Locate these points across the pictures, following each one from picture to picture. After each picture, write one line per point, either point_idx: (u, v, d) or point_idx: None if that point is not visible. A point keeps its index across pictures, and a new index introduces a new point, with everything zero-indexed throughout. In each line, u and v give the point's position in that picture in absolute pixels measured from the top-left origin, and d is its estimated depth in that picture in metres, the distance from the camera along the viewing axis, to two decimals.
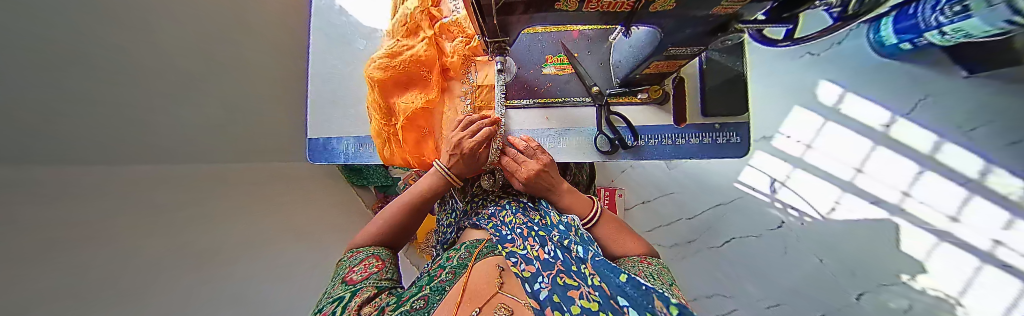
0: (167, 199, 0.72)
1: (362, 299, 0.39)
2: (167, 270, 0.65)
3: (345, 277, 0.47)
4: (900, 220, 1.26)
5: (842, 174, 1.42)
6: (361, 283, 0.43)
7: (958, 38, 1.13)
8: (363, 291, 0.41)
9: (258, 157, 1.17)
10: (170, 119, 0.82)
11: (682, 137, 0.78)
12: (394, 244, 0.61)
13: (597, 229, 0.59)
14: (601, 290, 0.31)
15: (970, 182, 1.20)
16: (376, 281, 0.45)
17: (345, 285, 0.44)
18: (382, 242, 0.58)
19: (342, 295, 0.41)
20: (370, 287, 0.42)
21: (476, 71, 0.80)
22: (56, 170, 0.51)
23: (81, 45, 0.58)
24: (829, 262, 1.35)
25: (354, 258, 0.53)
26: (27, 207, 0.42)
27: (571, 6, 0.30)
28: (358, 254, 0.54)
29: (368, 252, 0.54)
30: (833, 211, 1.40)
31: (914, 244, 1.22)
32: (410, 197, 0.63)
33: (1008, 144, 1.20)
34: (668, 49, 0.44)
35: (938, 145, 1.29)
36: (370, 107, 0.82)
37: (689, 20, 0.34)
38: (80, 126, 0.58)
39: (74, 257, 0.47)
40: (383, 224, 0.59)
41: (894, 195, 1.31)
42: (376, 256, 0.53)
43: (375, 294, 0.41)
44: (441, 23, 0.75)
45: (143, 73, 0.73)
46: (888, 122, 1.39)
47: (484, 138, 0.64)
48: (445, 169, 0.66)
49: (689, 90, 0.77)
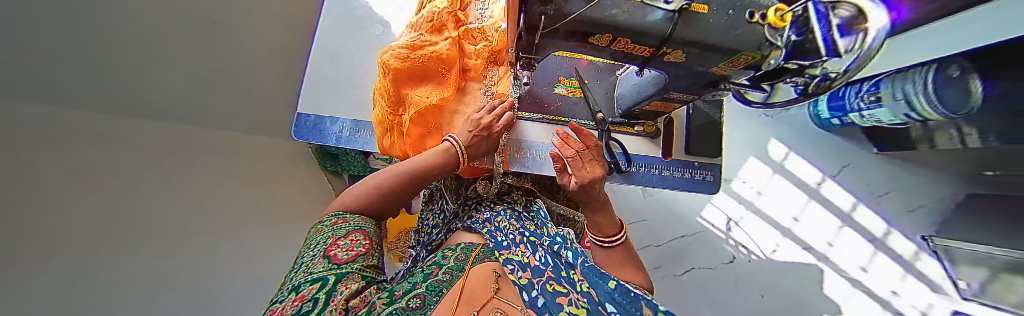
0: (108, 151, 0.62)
1: (349, 290, 0.34)
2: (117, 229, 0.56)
3: (326, 252, 0.40)
4: (824, 266, 1.46)
5: (782, 220, 1.66)
6: (348, 266, 0.39)
7: (873, 121, 1.40)
8: (351, 279, 0.37)
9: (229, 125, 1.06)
10: None
11: (667, 169, 0.86)
12: (378, 215, 0.56)
13: (614, 249, 0.58)
14: (589, 297, 0.34)
15: (876, 240, 1.42)
16: (362, 268, 0.41)
17: (328, 262, 0.38)
18: (368, 211, 0.53)
19: (324, 276, 0.35)
20: (356, 276, 0.38)
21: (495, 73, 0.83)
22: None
23: None
24: (769, 298, 1.50)
25: (338, 227, 0.46)
26: None
27: (602, 42, 0.36)
28: (343, 224, 0.47)
29: (355, 224, 0.48)
30: (775, 251, 1.61)
31: (834, 287, 1.41)
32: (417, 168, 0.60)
33: (906, 211, 1.41)
34: (669, 92, 0.51)
35: (855, 206, 1.52)
36: (376, 95, 0.81)
37: (692, 74, 0.41)
38: None
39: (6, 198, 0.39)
40: (371, 190, 0.54)
41: (821, 244, 1.53)
42: (363, 232, 0.47)
43: (361, 286, 0.37)
44: (466, 28, 0.79)
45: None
46: (820, 181, 1.65)
47: (508, 123, 0.72)
48: (460, 148, 0.66)
49: (676, 130, 0.87)
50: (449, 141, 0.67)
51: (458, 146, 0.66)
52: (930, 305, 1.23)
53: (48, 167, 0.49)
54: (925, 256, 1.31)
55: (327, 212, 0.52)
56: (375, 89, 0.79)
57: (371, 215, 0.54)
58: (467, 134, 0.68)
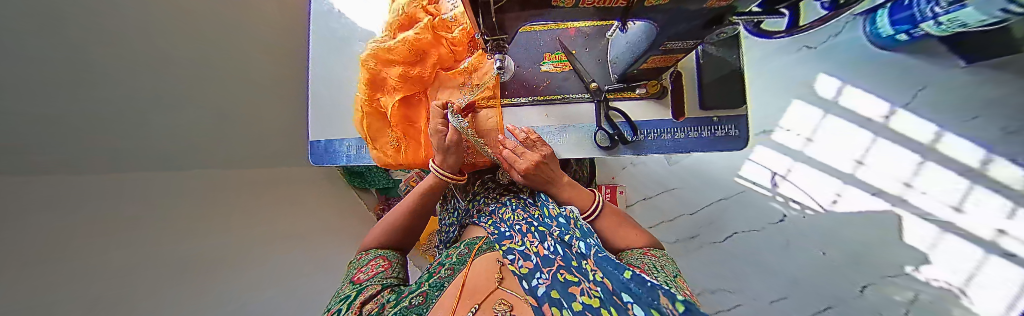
0: (163, 202, 0.71)
1: (365, 297, 0.41)
2: (160, 280, 0.62)
3: (354, 277, 0.49)
4: (901, 211, 1.26)
5: (842, 166, 1.41)
6: (366, 283, 0.46)
7: (955, 27, 1.12)
8: (368, 289, 0.44)
9: (261, 159, 1.19)
10: (169, 121, 0.81)
11: (680, 131, 0.78)
12: (403, 246, 0.63)
13: (597, 223, 0.59)
14: (603, 286, 0.32)
15: (971, 171, 1.19)
16: (382, 279, 0.47)
17: (352, 285, 0.47)
18: (386, 242, 0.60)
19: (348, 294, 0.44)
20: (375, 285, 0.45)
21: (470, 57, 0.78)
22: (55, 182, 0.51)
23: (78, 49, 0.57)
24: (832, 254, 1.35)
25: (362, 260, 0.55)
26: (12, 211, 0.41)
27: (567, 2, 0.30)
28: (367, 256, 0.56)
29: (376, 253, 0.56)
30: (835, 203, 1.40)
31: (917, 234, 1.21)
32: (420, 192, 0.66)
33: (1003, 133, 1.19)
34: (664, 43, 0.42)
35: (938, 135, 1.28)
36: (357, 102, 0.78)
37: (681, 16, 0.33)
38: (68, 129, 0.55)
39: (55, 268, 0.45)
40: (395, 221, 0.62)
41: (896, 186, 1.30)
42: (383, 257, 0.55)
43: (378, 291, 0.43)
44: (440, 19, 0.69)
45: (148, 84, 0.74)
46: (887, 114, 1.39)
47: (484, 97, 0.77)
48: (440, 170, 0.66)
49: (686, 84, 0.76)
50: (433, 171, 0.66)
51: (437, 169, 0.66)
52: None
53: (120, 233, 0.58)
54: None
55: (362, 246, 0.61)
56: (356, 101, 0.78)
57: (388, 245, 0.60)
58: (434, 149, 0.66)
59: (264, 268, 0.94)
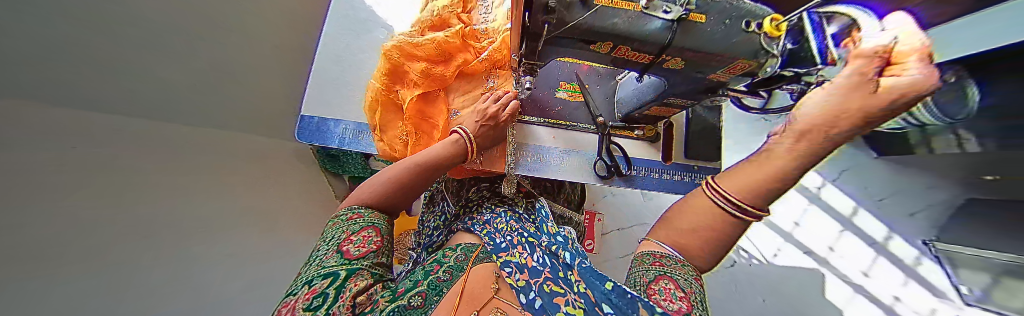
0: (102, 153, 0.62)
1: (359, 287, 0.37)
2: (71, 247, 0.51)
3: (340, 246, 0.45)
4: (826, 271, 1.43)
5: (783, 225, 1.64)
6: (358, 262, 0.42)
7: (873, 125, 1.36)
8: (359, 277, 0.39)
9: (219, 127, 1.11)
10: None
11: (667, 172, 0.86)
12: (390, 210, 0.58)
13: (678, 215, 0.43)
14: (587, 297, 0.35)
15: (876, 244, 1.39)
16: (372, 265, 0.44)
17: (339, 258, 0.42)
18: (378, 204, 0.55)
19: (336, 271, 0.39)
20: (365, 273, 0.41)
21: (485, 53, 0.79)
22: None
23: None
24: (771, 302, 1.48)
25: (353, 222, 0.49)
26: None
27: (603, 49, 0.37)
28: (358, 218, 0.50)
29: (368, 220, 0.51)
30: (776, 256, 1.59)
31: (837, 293, 1.37)
32: (436, 151, 0.62)
33: (908, 215, 1.37)
34: (668, 97, 0.50)
35: (856, 210, 1.49)
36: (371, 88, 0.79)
37: (692, 79, 0.41)
38: None
39: None
40: (394, 173, 0.57)
41: (823, 249, 1.50)
42: (375, 228, 0.50)
43: (370, 284, 0.40)
44: (470, 28, 0.78)
45: None
46: (819, 185, 1.63)
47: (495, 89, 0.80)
48: (470, 137, 0.66)
49: (676, 133, 0.87)
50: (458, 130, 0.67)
51: (468, 135, 0.66)
52: (931, 310, 1.18)
53: None
54: (925, 261, 1.25)
55: (344, 206, 0.56)
56: (369, 88, 0.79)
57: (382, 209, 0.56)
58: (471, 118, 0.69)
59: (215, 238, 0.87)
